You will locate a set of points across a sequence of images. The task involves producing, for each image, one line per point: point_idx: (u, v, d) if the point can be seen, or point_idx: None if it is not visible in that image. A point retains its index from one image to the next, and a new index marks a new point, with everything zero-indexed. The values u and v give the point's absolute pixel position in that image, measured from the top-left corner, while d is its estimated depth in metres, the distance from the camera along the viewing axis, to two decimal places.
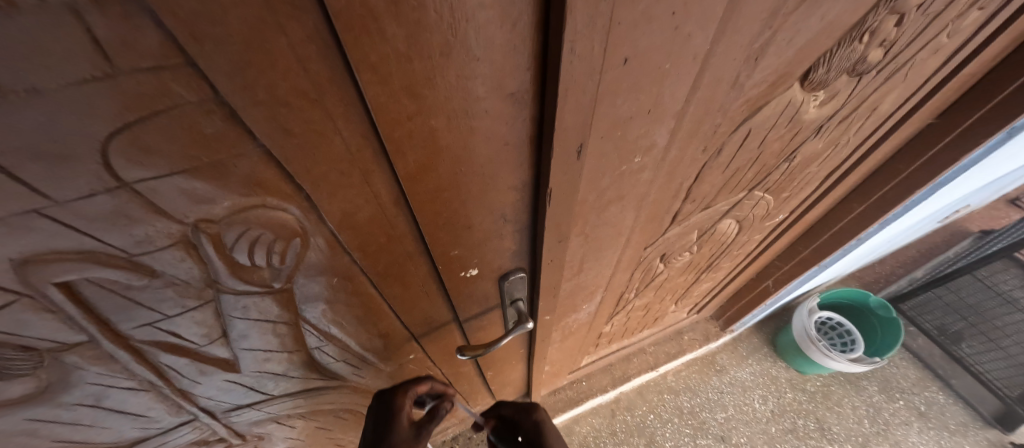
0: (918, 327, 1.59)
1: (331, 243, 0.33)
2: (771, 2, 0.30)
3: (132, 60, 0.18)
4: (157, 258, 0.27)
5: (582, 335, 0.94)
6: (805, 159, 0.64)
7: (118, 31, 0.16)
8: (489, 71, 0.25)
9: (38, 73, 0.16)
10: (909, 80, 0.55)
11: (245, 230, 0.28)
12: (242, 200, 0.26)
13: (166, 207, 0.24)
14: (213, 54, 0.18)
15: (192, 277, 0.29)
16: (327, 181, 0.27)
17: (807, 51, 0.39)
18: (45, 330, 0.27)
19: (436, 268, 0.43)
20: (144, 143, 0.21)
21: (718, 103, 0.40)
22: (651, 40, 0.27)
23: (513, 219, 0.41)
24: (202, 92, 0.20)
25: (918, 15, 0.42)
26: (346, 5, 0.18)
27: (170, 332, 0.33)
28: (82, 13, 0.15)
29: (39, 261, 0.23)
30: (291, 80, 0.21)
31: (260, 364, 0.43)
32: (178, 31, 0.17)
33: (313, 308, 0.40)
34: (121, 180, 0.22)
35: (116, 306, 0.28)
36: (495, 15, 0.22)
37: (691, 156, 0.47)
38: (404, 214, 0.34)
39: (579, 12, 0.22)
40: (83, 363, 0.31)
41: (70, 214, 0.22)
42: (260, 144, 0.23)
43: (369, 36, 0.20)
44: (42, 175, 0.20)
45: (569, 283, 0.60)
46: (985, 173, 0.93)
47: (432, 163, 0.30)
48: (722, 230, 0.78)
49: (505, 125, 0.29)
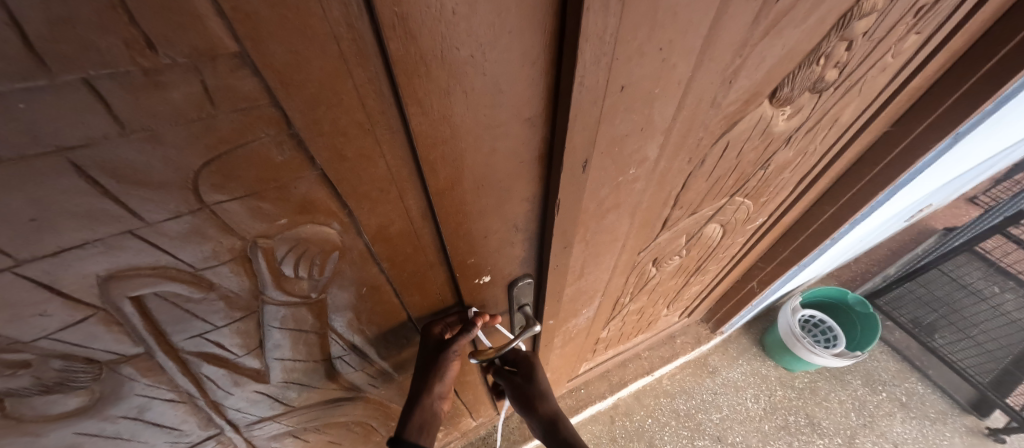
0: (894, 321, 1.67)
1: (364, 254, 0.36)
2: (739, 35, 0.36)
3: (229, 103, 0.21)
4: (217, 272, 0.30)
5: (581, 340, 0.98)
6: (779, 166, 0.70)
7: (223, 81, 0.20)
8: (511, 100, 0.29)
9: (156, 116, 0.20)
10: (863, 94, 0.62)
11: (294, 245, 0.31)
12: (296, 217, 0.30)
13: (234, 225, 0.27)
14: (294, 96, 0.22)
15: (242, 289, 0.32)
16: (368, 199, 0.31)
17: (772, 73, 0.45)
18: (110, 342, 0.30)
19: (453, 276, 0.46)
20: (226, 172, 0.24)
21: (700, 119, 0.45)
22: (643, 71, 0.32)
23: (523, 228, 0.45)
24: (278, 126, 0.24)
25: (865, 40, 0.49)
26: (403, 54, 0.23)
27: (214, 343, 0.36)
28: (201, 69, 0.19)
29: (121, 277, 0.26)
30: (351, 114, 0.25)
31: (287, 374, 0.45)
32: (270, 79, 0.21)
33: (341, 317, 0.43)
34: (203, 203, 0.25)
35: (173, 318, 0.31)
36: (518, 55, 0.27)
37: (678, 166, 0.52)
38: (430, 225, 0.37)
39: (588, 53, 0.27)
40: (136, 374, 0.34)
41: (156, 234, 0.25)
42: (318, 168, 0.27)
43: (418, 76, 0.24)
44: (140, 200, 0.23)
45: (571, 287, 0.64)
46: (940, 174, 1.02)
47: (457, 180, 0.34)
48: (708, 234, 0.83)
49: (521, 145, 0.34)
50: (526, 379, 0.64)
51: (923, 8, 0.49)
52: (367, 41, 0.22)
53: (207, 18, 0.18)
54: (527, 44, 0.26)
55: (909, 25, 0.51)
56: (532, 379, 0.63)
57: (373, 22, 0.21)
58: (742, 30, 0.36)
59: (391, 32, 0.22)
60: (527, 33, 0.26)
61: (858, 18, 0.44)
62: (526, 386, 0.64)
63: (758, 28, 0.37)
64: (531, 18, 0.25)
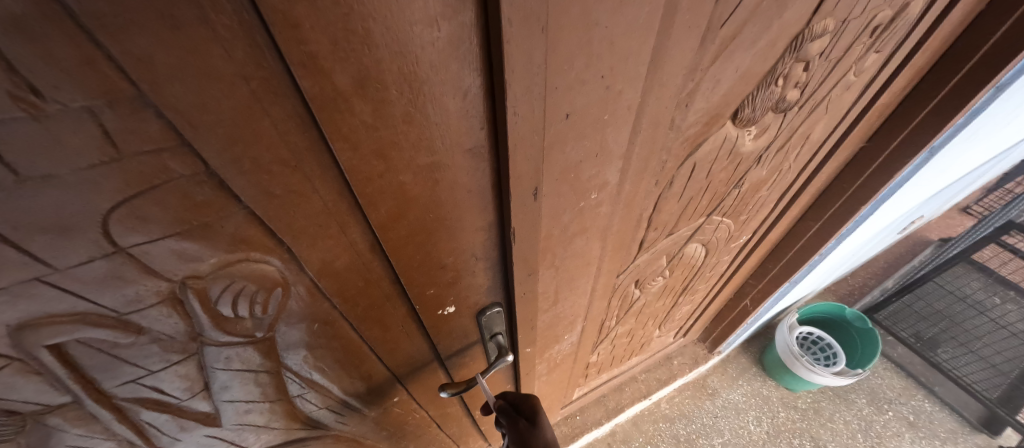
0: (895, 336, 1.63)
1: (312, 290, 0.35)
2: (687, 61, 0.36)
3: (135, 146, 0.21)
4: (145, 315, 0.29)
5: (569, 366, 0.95)
6: (754, 184, 0.70)
7: (125, 124, 0.20)
8: (448, 132, 0.29)
9: (53, 160, 0.20)
10: (831, 112, 0.62)
11: (230, 283, 0.30)
12: (228, 256, 0.29)
13: (157, 266, 0.27)
14: (207, 136, 0.22)
15: (178, 331, 0.31)
16: (306, 234, 0.30)
17: (731, 95, 0.46)
18: (31, 392, 0.28)
19: (414, 308, 0.45)
20: (141, 214, 0.24)
21: (660, 143, 0.45)
22: (586, 98, 0.32)
23: (483, 257, 0.44)
24: (195, 166, 0.23)
25: (823, 60, 0.49)
26: (319, 91, 0.23)
27: (152, 388, 0.34)
28: (97, 113, 0.19)
29: (35, 325, 0.25)
30: (273, 152, 0.25)
31: (241, 416, 0.43)
32: (177, 121, 0.21)
33: (294, 355, 0.41)
34: (118, 245, 0.24)
35: (102, 364, 0.30)
36: (447, 89, 0.26)
37: (645, 188, 0.52)
38: (380, 258, 0.36)
39: (518, 83, 0.27)
40: (65, 425, 0.32)
41: (69, 279, 0.24)
42: (245, 206, 0.26)
43: (340, 113, 0.24)
44: (47, 245, 0.22)
45: (547, 314, 0.62)
46: (924, 186, 1.02)
47: (402, 212, 0.33)
48: (690, 254, 0.82)
49: (467, 175, 0.33)
50: (529, 423, 0.62)
51: (878, 28, 0.50)
52: (279, 80, 0.22)
53: (96, 63, 0.17)
54: (455, 77, 0.26)
55: (867, 45, 0.51)
56: (537, 426, 0.62)
57: (282, 61, 0.21)
58: (690, 55, 0.36)
59: (302, 70, 0.21)
60: (454, 67, 0.26)
61: (812, 39, 0.44)
62: (531, 430, 0.61)
63: (707, 53, 0.37)
64: (456, 52, 0.25)
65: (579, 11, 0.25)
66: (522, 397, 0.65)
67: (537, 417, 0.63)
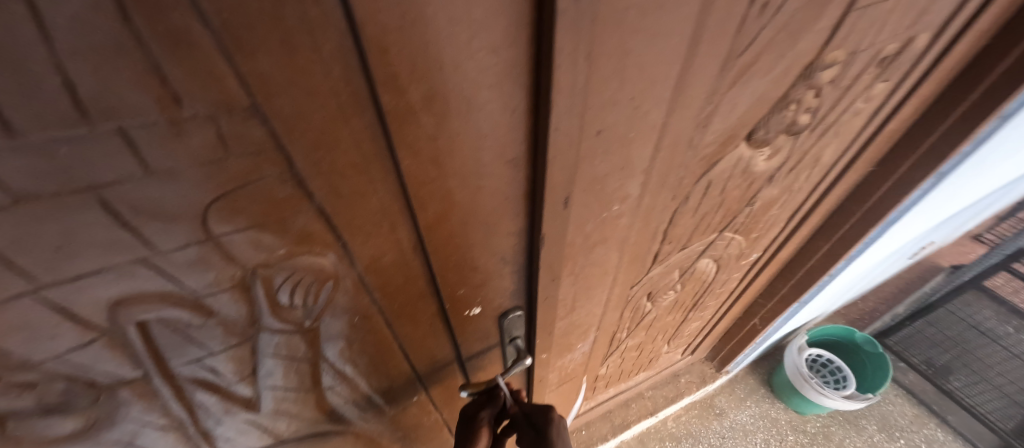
0: (907, 362, 1.60)
1: (358, 285, 0.38)
2: (707, 86, 0.40)
3: (240, 147, 0.24)
4: (217, 299, 0.32)
5: (579, 377, 0.96)
6: (765, 203, 0.72)
7: (237, 129, 0.24)
8: (494, 143, 0.33)
9: (176, 157, 0.23)
10: (840, 136, 0.65)
11: (291, 273, 0.34)
12: (294, 248, 0.32)
13: (235, 254, 0.30)
14: (298, 141, 0.26)
15: (240, 316, 0.34)
16: (362, 231, 0.34)
17: (746, 118, 0.49)
18: (112, 366, 0.32)
19: (443, 307, 0.48)
20: (233, 206, 0.27)
21: (679, 160, 0.48)
22: (617, 117, 0.35)
23: (511, 261, 0.47)
24: (282, 166, 0.27)
25: (832, 88, 0.52)
26: (395, 106, 0.26)
27: (209, 369, 0.37)
28: (218, 119, 0.23)
29: (130, 302, 0.28)
30: (347, 156, 0.28)
31: (278, 403, 0.46)
32: (277, 127, 0.24)
33: (333, 346, 0.44)
34: (209, 234, 0.27)
35: (173, 343, 0.33)
36: (498, 106, 0.30)
37: (662, 203, 0.54)
38: (420, 257, 0.40)
39: (561, 102, 0.30)
40: (132, 399, 0.35)
41: (165, 262, 0.27)
42: (316, 203, 0.30)
43: (408, 124, 0.28)
44: (154, 231, 0.26)
45: (564, 321, 0.65)
46: (933, 211, 1.04)
47: (446, 215, 0.36)
48: (701, 269, 0.84)
49: (506, 183, 0.37)
50: (541, 436, 0.59)
51: (885, 59, 0.53)
52: (362, 95, 0.25)
53: (226, 79, 0.21)
54: (506, 95, 0.30)
55: (874, 74, 0.55)
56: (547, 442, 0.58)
57: (368, 80, 0.25)
58: (711, 80, 0.39)
59: (383, 87, 0.25)
60: (506, 87, 0.29)
61: (821, 69, 0.48)
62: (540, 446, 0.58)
63: (726, 79, 0.41)
64: (509, 74, 0.28)
65: (618, 42, 0.29)
66: (539, 408, 0.61)
67: (549, 432, 0.59)
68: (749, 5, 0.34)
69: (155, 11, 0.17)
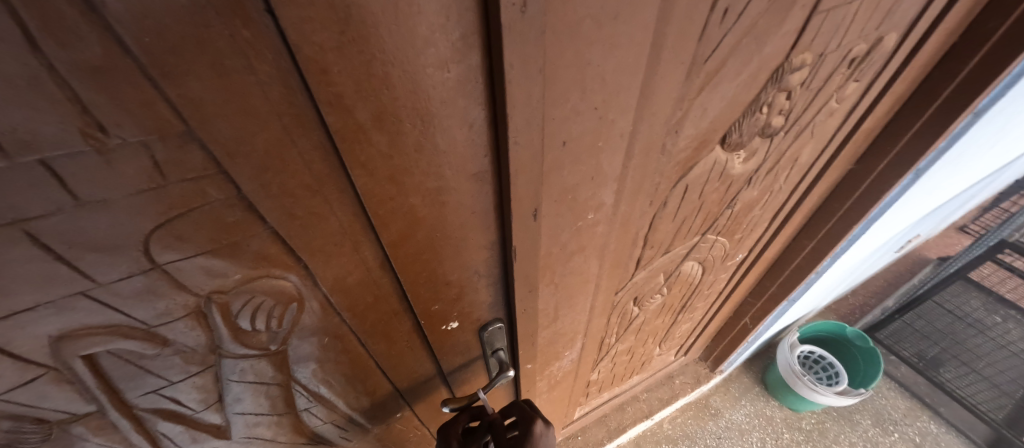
0: (897, 355, 1.63)
1: (324, 305, 0.37)
2: (675, 92, 0.39)
3: (179, 174, 0.23)
4: (171, 328, 0.31)
5: (569, 384, 0.95)
6: (746, 204, 0.72)
7: (173, 156, 0.23)
8: (454, 159, 0.32)
9: (108, 187, 0.22)
10: (816, 136, 0.65)
11: (250, 298, 0.33)
12: (250, 272, 0.31)
13: (186, 282, 0.29)
14: (242, 165, 0.25)
15: (199, 344, 0.33)
16: (322, 252, 0.33)
17: (718, 122, 0.49)
18: (62, 401, 0.30)
19: (419, 323, 0.47)
20: (178, 233, 0.26)
21: (653, 166, 0.48)
22: (582, 127, 0.35)
23: (485, 274, 0.46)
24: (228, 191, 0.26)
25: (804, 89, 0.52)
26: (343, 125, 0.25)
27: (170, 399, 0.36)
28: (151, 147, 0.22)
29: (73, 336, 0.27)
30: (298, 177, 0.27)
31: (250, 429, 0.45)
32: (217, 152, 0.23)
33: (304, 368, 0.43)
34: (155, 262, 0.27)
35: (127, 374, 0.32)
36: (455, 121, 0.29)
37: (640, 209, 0.54)
38: (389, 274, 0.39)
39: (519, 115, 0.29)
40: (88, 434, 0.34)
41: (109, 293, 0.26)
42: (269, 226, 0.29)
43: (359, 143, 0.27)
44: (93, 263, 0.25)
45: (547, 331, 0.64)
46: (917, 205, 1.04)
47: (411, 232, 0.35)
48: (687, 272, 0.84)
49: (471, 197, 0.36)
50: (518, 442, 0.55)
51: (855, 59, 0.53)
52: (307, 116, 0.24)
53: (156, 105, 0.20)
54: (463, 110, 0.29)
55: (845, 75, 0.55)
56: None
57: (312, 100, 0.24)
58: (678, 87, 0.39)
59: (328, 108, 0.24)
60: (461, 102, 0.29)
61: (791, 71, 0.48)
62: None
63: (693, 85, 0.40)
64: (463, 89, 0.28)
65: (574, 52, 0.28)
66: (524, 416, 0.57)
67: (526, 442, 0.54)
68: (710, 11, 0.33)
69: (66, 38, 0.17)
